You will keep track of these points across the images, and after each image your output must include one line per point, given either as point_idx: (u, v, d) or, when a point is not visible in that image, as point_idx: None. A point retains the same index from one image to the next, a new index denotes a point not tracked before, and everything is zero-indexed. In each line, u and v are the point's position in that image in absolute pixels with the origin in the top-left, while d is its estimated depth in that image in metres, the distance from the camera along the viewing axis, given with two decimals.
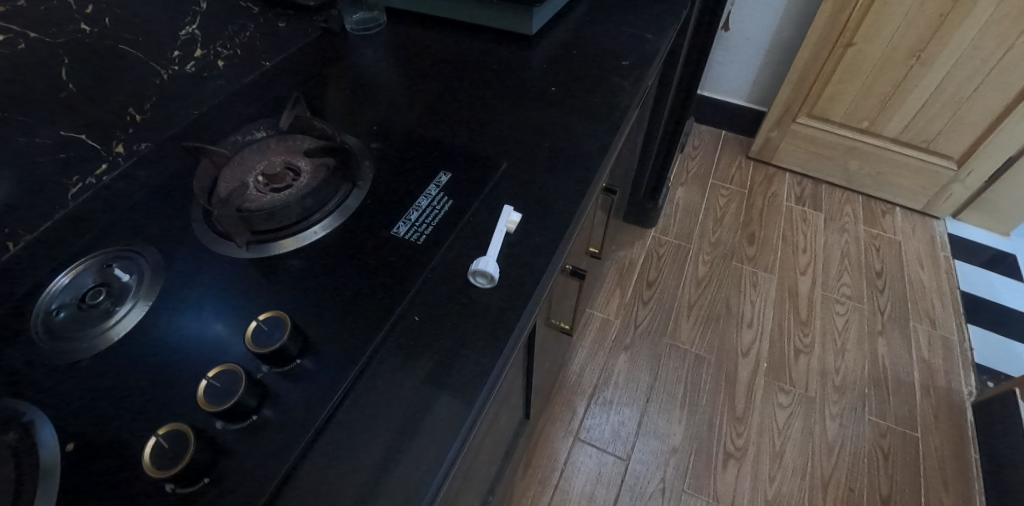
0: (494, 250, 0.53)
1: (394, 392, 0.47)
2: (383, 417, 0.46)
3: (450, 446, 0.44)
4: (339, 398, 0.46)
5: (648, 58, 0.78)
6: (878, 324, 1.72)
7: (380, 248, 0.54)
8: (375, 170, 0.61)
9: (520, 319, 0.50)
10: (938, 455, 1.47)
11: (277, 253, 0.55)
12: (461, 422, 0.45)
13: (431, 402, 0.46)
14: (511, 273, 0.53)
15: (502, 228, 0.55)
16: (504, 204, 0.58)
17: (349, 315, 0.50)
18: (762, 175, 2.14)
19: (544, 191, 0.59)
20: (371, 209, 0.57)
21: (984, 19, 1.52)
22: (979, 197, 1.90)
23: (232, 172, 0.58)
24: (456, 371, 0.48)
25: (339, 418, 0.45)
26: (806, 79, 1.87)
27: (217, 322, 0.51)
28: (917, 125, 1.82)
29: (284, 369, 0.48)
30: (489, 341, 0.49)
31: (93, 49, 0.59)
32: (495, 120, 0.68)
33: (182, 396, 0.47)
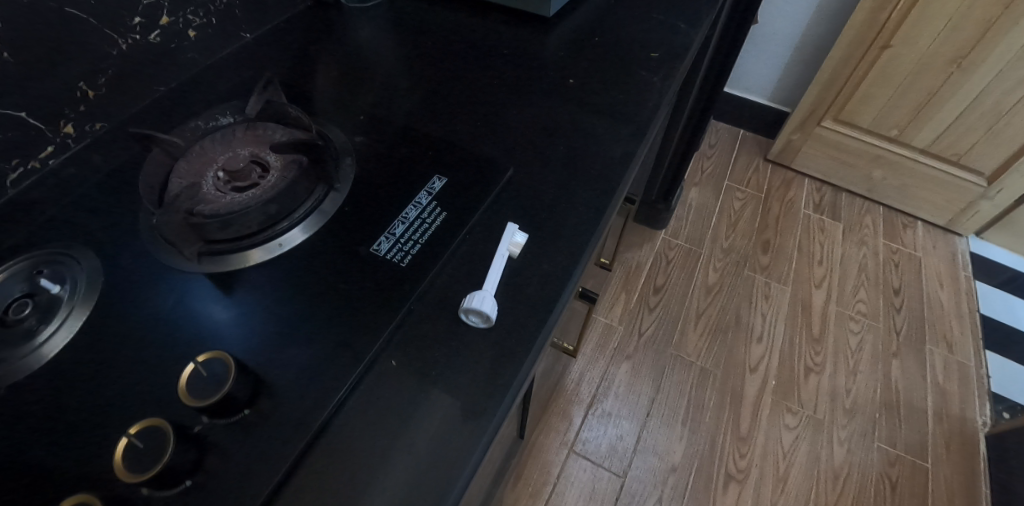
0: (491, 283, 0.44)
1: (388, 421, 0.39)
2: (374, 449, 0.38)
3: (459, 480, 0.37)
4: (305, 446, 0.37)
5: (680, 51, 0.68)
6: (893, 346, 1.63)
7: (356, 269, 0.45)
8: (358, 169, 0.51)
9: (538, 341, 0.42)
10: (948, 489, 1.40)
11: (236, 267, 0.46)
12: (470, 456, 0.38)
13: (434, 432, 0.38)
14: (512, 309, 0.43)
15: (504, 254, 0.46)
16: (507, 222, 0.48)
17: (314, 348, 0.41)
18: (781, 179, 2.04)
19: (557, 205, 0.50)
20: (350, 216, 0.48)
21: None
22: (1006, 216, 1.80)
23: (188, 166, 0.49)
24: (465, 393, 0.40)
25: (320, 450, 0.38)
26: (836, 82, 1.76)
27: (153, 352, 0.42)
28: (948, 138, 1.72)
29: (229, 422, 0.38)
30: (490, 374, 0.40)
31: (33, 11, 0.49)
32: (503, 115, 0.58)
33: (104, 448, 0.38)
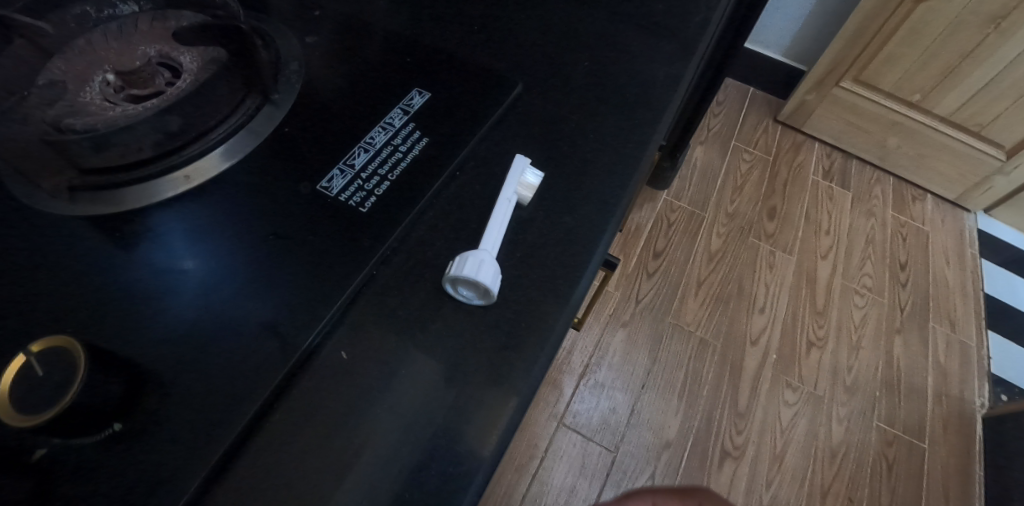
0: (491, 239, 0.31)
1: (358, 401, 0.27)
2: (328, 467, 0.25)
3: (470, 488, 0.26)
4: (223, 462, 0.25)
5: None
6: (896, 322, 1.37)
7: (299, 213, 0.32)
8: (307, 79, 0.37)
9: (571, 304, 0.31)
10: (943, 468, 1.20)
11: (121, 208, 0.31)
12: (489, 443, 0.27)
13: (433, 416, 0.27)
14: (520, 278, 0.31)
15: (513, 199, 0.33)
16: (515, 156, 0.35)
17: (228, 325, 0.28)
18: (789, 142, 1.68)
19: (581, 138, 0.37)
20: (295, 140, 0.34)
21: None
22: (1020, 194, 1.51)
23: (65, 67, 0.35)
24: (473, 359, 0.29)
25: (263, 445, 0.26)
26: (861, 36, 1.41)
27: None
28: (974, 106, 1.41)
29: (91, 443, 0.24)
30: (494, 362, 0.29)
31: None
32: (508, 21, 0.44)
33: None
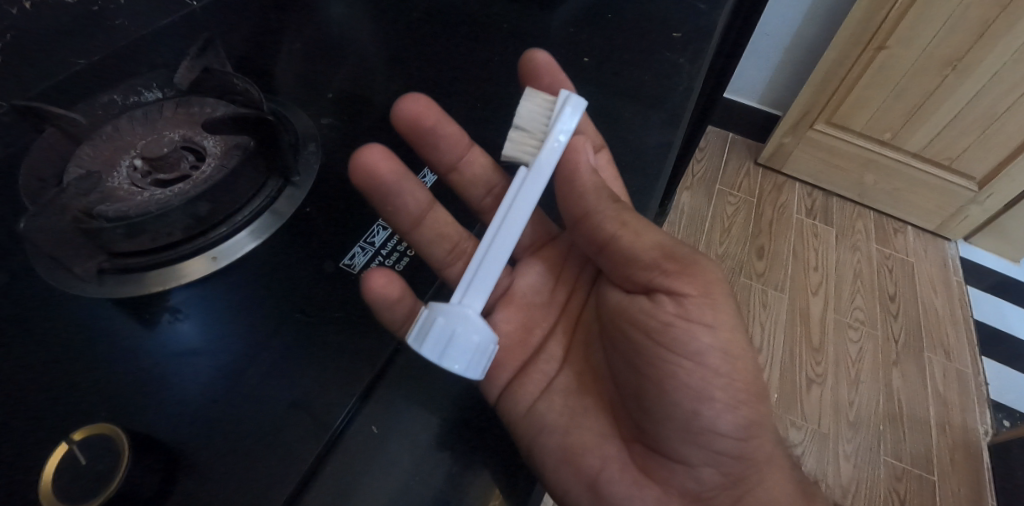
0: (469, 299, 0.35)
1: (370, 467, 0.28)
2: None
3: None
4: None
5: (705, 31, 0.59)
6: (892, 353, 1.37)
7: (323, 292, 0.33)
8: (325, 161, 0.40)
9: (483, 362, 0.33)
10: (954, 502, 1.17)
11: (148, 291, 0.33)
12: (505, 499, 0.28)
13: (434, 474, 0.28)
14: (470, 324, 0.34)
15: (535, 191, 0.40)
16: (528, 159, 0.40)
17: (257, 404, 0.29)
18: (771, 183, 1.74)
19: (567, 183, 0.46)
20: (317, 222, 0.36)
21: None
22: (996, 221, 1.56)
23: (93, 154, 0.37)
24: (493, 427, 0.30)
25: None
26: (830, 82, 1.49)
27: (40, 407, 0.29)
28: (942, 142, 1.48)
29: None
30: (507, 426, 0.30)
31: None
32: (507, 116, 0.50)
33: None
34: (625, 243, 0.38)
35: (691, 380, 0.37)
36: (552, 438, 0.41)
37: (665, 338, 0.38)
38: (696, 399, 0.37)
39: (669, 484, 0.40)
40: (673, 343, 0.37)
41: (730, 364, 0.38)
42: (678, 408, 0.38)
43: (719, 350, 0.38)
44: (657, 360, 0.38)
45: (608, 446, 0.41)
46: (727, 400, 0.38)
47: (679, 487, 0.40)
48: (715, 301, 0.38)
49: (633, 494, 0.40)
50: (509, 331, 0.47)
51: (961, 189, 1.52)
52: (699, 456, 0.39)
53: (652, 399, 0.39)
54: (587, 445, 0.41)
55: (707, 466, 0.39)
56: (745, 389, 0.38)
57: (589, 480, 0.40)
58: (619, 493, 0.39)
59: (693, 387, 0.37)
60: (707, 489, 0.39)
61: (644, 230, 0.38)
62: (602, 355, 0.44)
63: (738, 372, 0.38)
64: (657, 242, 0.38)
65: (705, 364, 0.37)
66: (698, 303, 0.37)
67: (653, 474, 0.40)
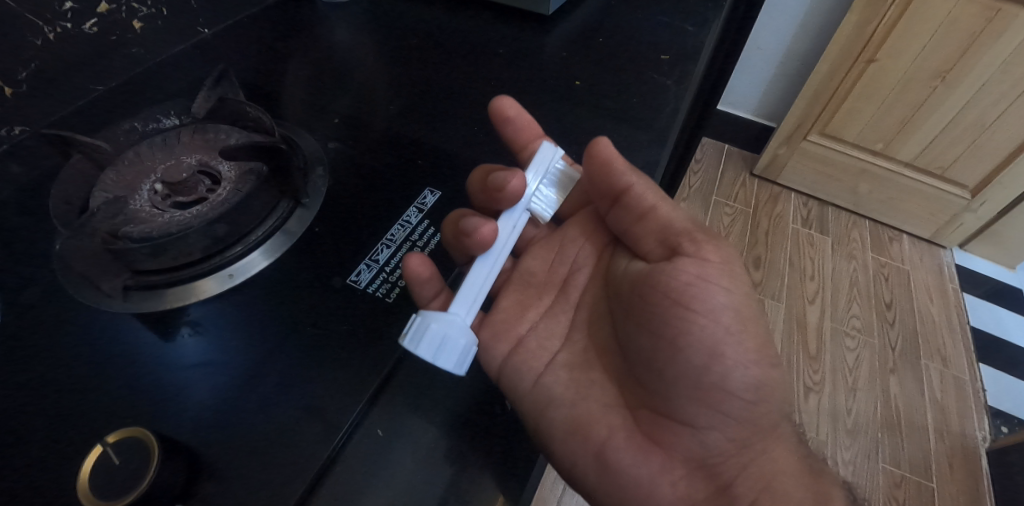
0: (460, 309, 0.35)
1: (379, 468, 0.30)
2: None
3: None
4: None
5: (691, 54, 0.63)
6: (890, 361, 1.39)
7: (332, 306, 0.35)
8: (331, 183, 0.43)
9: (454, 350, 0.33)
10: None
11: (169, 306, 0.36)
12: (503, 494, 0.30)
13: (434, 484, 0.30)
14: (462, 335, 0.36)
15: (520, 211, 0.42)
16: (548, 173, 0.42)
17: (271, 408, 0.31)
18: (767, 193, 1.77)
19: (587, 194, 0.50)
20: (323, 241, 0.39)
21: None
22: (989, 228, 1.58)
23: (116, 178, 0.40)
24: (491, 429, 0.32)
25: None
26: (822, 94, 1.52)
27: (73, 413, 0.31)
28: (933, 151, 1.51)
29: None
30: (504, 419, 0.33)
31: None
32: None
33: None
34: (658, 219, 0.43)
35: (706, 335, 0.41)
36: (562, 408, 0.43)
37: (680, 297, 0.41)
38: (710, 356, 0.41)
39: (674, 449, 0.42)
40: (690, 301, 0.40)
41: (743, 330, 0.42)
42: (689, 365, 0.41)
43: (732, 311, 0.42)
44: (675, 319, 0.41)
45: (613, 416, 0.44)
46: (738, 355, 0.41)
47: (683, 452, 0.42)
48: (721, 269, 0.42)
49: (639, 462, 0.42)
50: (511, 306, 0.49)
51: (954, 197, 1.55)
52: (706, 418, 0.41)
53: (670, 367, 0.41)
54: (595, 415, 0.44)
55: (714, 428, 0.42)
56: (760, 352, 0.42)
57: (597, 449, 0.43)
58: (625, 461, 0.42)
59: (709, 341, 0.41)
60: (715, 452, 0.42)
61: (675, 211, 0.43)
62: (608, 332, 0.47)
63: (752, 340, 0.42)
64: (685, 221, 0.43)
65: (721, 320, 0.41)
66: (714, 271, 0.41)
67: (659, 442, 0.43)
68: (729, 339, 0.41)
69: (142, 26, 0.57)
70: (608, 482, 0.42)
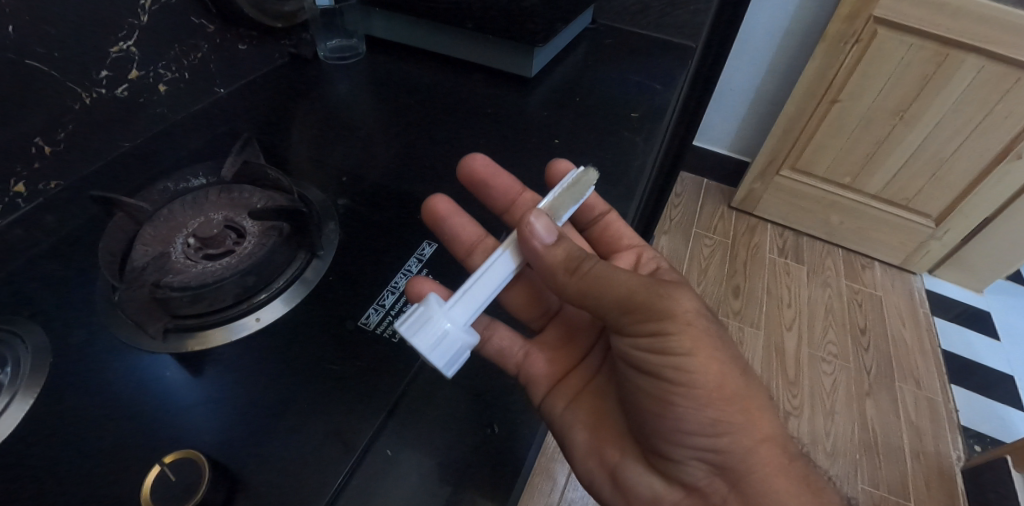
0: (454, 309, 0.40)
1: (408, 482, 0.35)
2: None
3: None
4: None
5: (658, 110, 0.72)
6: (866, 384, 1.46)
7: (344, 345, 0.41)
8: (342, 236, 0.49)
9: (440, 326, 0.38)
10: None
11: (204, 347, 0.41)
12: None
13: (434, 495, 0.35)
14: (462, 368, 0.41)
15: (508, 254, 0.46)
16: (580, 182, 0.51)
17: (295, 433, 0.37)
18: (744, 225, 1.87)
19: None
20: (335, 287, 0.45)
21: (974, 74, 1.32)
22: (955, 254, 1.68)
23: (154, 232, 0.46)
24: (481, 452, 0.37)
25: None
26: (790, 132, 1.63)
27: (125, 439, 0.37)
28: (897, 184, 1.62)
29: None
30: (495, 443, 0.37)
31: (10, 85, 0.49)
32: None
33: None
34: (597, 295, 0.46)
35: (660, 389, 0.46)
36: (577, 435, 0.52)
37: (636, 362, 0.47)
38: (661, 406, 0.46)
39: (671, 477, 0.49)
40: (642, 362, 0.47)
41: (699, 384, 0.45)
42: (650, 411, 0.47)
43: (676, 365, 0.45)
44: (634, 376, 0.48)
45: (621, 444, 0.51)
46: (690, 405, 0.45)
47: (679, 480, 0.48)
48: (671, 332, 0.45)
49: (643, 481, 0.49)
50: (552, 343, 0.58)
51: (920, 226, 1.64)
52: (683, 455, 0.47)
53: (646, 409, 0.48)
54: (609, 441, 0.51)
55: (689, 462, 0.47)
56: (724, 401, 0.45)
57: (611, 468, 0.50)
58: (630, 479, 0.50)
59: (655, 395, 0.46)
60: (701, 479, 0.47)
61: (623, 276, 0.46)
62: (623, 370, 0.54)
63: (711, 391, 0.45)
64: (630, 288, 0.46)
65: (667, 377, 0.45)
66: (662, 334, 0.45)
67: (657, 468, 0.49)
68: (682, 396, 0.45)
69: (166, 89, 0.64)
70: (619, 496, 0.50)
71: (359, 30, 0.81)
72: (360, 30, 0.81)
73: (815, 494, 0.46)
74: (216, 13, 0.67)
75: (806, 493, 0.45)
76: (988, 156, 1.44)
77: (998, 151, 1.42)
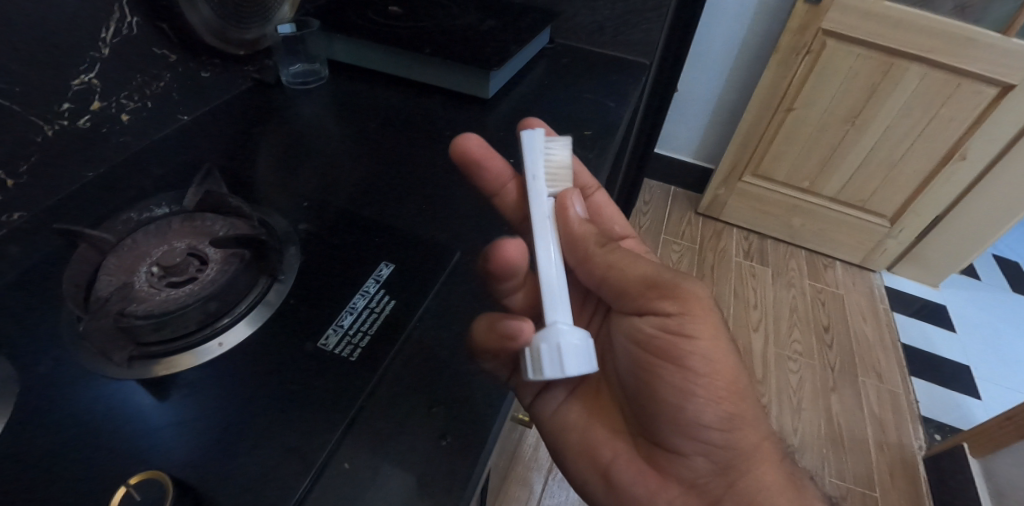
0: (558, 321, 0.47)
1: (365, 494, 0.37)
2: None
3: None
4: None
5: (611, 127, 0.76)
6: (830, 380, 1.52)
7: (303, 366, 0.43)
8: (302, 260, 0.51)
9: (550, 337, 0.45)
10: None
11: (167, 372, 0.43)
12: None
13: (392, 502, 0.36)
14: (418, 383, 0.43)
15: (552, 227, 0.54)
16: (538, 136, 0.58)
17: (258, 451, 0.39)
18: (711, 230, 1.95)
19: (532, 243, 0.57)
20: (296, 310, 0.47)
21: (918, 81, 1.47)
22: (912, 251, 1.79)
23: (118, 262, 0.47)
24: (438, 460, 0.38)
25: None
26: (750, 138, 1.76)
27: (91, 464, 0.38)
28: (854, 185, 1.74)
29: None
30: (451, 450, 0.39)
31: None
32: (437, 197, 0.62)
33: None
34: (622, 278, 0.54)
35: (679, 379, 0.52)
36: (573, 435, 0.57)
37: (657, 347, 0.53)
38: (682, 396, 0.52)
39: (669, 472, 0.54)
40: (663, 354, 0.52)
41: (711, 372, 0.52)
42: (667, 404, 0.52)
43: (698, 355, 0.52)
44: (654, 366, 0.53)
45: (616, 443, 0.56)
46: (707, 396, 0.52)
47: (676, 475, 0.54)
48: (693, 321, 0.51)
49: (638, 480, 0.55)
50: None
51: (876, 225, 1.77)
52: (692, 447, 0.53)
53: (659, 404, 0.53)
54: (603, 440, 0.57)
55: (697, 454, 0.53)
56: (729, 390, 0.52)
57: (604, 468, 0.56)
58: (626, 477, 0.55)
59: (677, 386, 0.52)
60: (700, 477, 0.54)
61: (641, 266, 0.54)
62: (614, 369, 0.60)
63: (722, 378, 0.52)
64: (651, 277, 0.53)
65: (687, 368, 0.52)
66: (683, 324, 0.51)
67: (656, 463, 0.55)
68: (700, 384, 0.52)
69: (129, 118, 0.66)
70: (614, 494, 0.55)
71: (321, 55, 0.83)
72: (322, 55, 0.84)
73: (786, 482, 0.54)
74: (177, 42, 0.69)
75: (791, 489, 0.53)
76: (936, 158, 1.59)
77: (943, 153, 1.57)
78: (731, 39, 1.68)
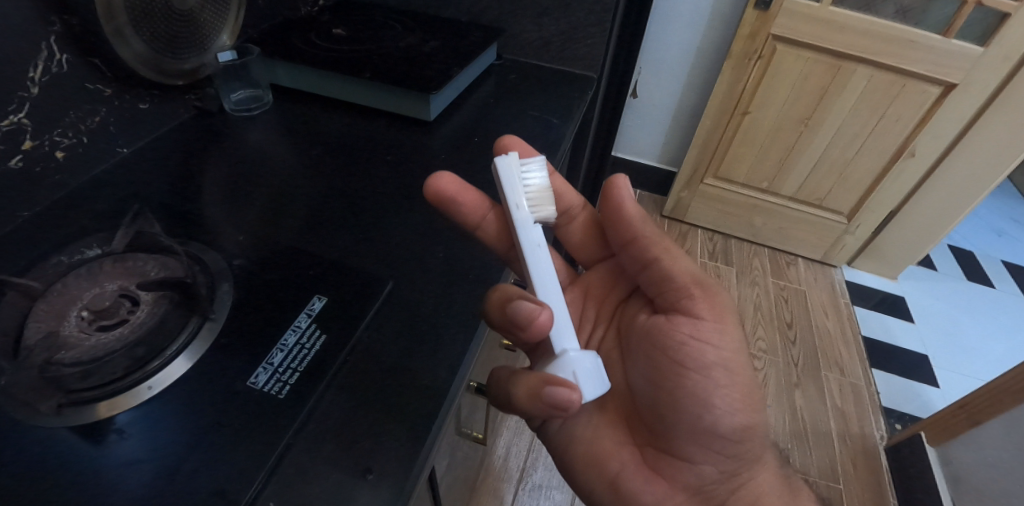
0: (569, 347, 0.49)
1: None
2: None
3: None
4: None
5: (554, 144, 0.78)
6: (794, 376, 1.56)
7: (233, 406, 0.44)
8: (235, 297, 0.52)
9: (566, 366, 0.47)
10: None
11: (97, 419, 0.42)
12: None
13: None
14: (352, 418, 0.44)
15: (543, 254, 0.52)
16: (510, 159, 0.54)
17: (187, 495, 0.39)
18: (676, 232, 2.00)
19: (471, 268, 0.58)
20: (227, 348, 0.48)
21: (865, 82, 1.53)
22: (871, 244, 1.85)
23: (47, 307, 0.47)
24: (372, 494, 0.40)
25: None
26: (709, 143, 1.81)
27: None
28: (811, 184, 1.79)
29: None
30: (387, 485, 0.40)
31: None
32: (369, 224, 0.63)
33: None
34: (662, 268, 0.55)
35: (699, 387, 0.53)
36: (580, 446, 0.58)
37: (681, 355, 0.53)
38: (701, 404, 0.53)
39: (676, 480, 0.56)
40: (687, 362, 0.53)
41: (730, 383, 0.54)
42: (686, 413, 0.54)
43: (722, 366, 0.53)
44: (677, 375, 0.54)
45: (624, 452, 0.58)
46: (725, 406, 0.53)
47: (682, 483, 0.56)
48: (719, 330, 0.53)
49: (647, 489, 0.56)
50: None
51: (834, 222, 1.82)
52: (701, 456, 0.55)
53: (675, 413, 0.54)
54: (609, 452, 0.58)
55: (706, 462, 0.56)
56: (743, 400, 0.54)
57: (611, 479, 0.57)
58: (634, 488, 0.56)
59: (699, 394, 0.53)
60: (707, 483, 0.56)
61: (682, 260, 0.55)
62: (622, 378, 0.61)
63: (739, 389, 0.54)
64: (690, 274, 0.54)
65: (710, 376, 0.53)
66: (710, 330, 0.53)
67: (662, 472, 0.57)
68: (719, 393, 0.53)
69: (64, 155, 0.65)
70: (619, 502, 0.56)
71: (263, 80, 0.84)
72: (265, 80, 0.84)
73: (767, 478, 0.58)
74: (112, 76, 0.68)
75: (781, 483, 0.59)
76: (886, 156, 1.65)
77: (893, 151, 1.63)
78: (685, 46, 1.72)
